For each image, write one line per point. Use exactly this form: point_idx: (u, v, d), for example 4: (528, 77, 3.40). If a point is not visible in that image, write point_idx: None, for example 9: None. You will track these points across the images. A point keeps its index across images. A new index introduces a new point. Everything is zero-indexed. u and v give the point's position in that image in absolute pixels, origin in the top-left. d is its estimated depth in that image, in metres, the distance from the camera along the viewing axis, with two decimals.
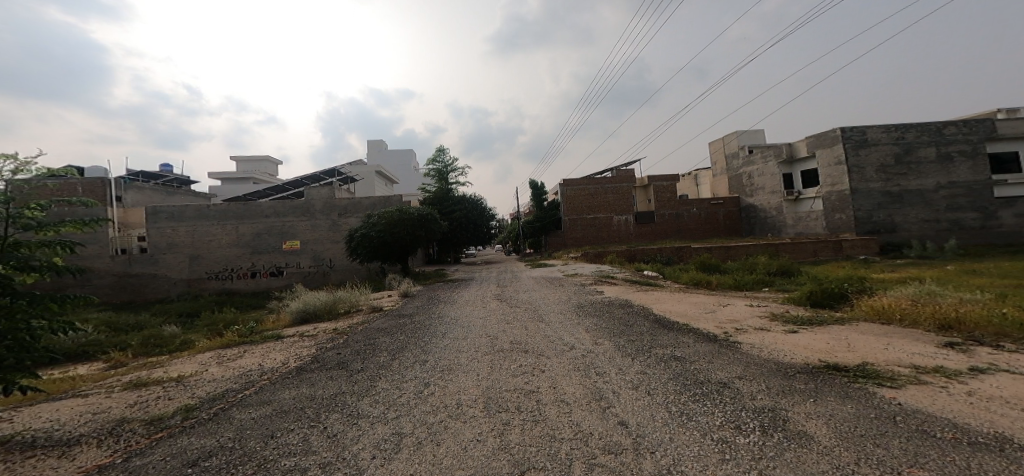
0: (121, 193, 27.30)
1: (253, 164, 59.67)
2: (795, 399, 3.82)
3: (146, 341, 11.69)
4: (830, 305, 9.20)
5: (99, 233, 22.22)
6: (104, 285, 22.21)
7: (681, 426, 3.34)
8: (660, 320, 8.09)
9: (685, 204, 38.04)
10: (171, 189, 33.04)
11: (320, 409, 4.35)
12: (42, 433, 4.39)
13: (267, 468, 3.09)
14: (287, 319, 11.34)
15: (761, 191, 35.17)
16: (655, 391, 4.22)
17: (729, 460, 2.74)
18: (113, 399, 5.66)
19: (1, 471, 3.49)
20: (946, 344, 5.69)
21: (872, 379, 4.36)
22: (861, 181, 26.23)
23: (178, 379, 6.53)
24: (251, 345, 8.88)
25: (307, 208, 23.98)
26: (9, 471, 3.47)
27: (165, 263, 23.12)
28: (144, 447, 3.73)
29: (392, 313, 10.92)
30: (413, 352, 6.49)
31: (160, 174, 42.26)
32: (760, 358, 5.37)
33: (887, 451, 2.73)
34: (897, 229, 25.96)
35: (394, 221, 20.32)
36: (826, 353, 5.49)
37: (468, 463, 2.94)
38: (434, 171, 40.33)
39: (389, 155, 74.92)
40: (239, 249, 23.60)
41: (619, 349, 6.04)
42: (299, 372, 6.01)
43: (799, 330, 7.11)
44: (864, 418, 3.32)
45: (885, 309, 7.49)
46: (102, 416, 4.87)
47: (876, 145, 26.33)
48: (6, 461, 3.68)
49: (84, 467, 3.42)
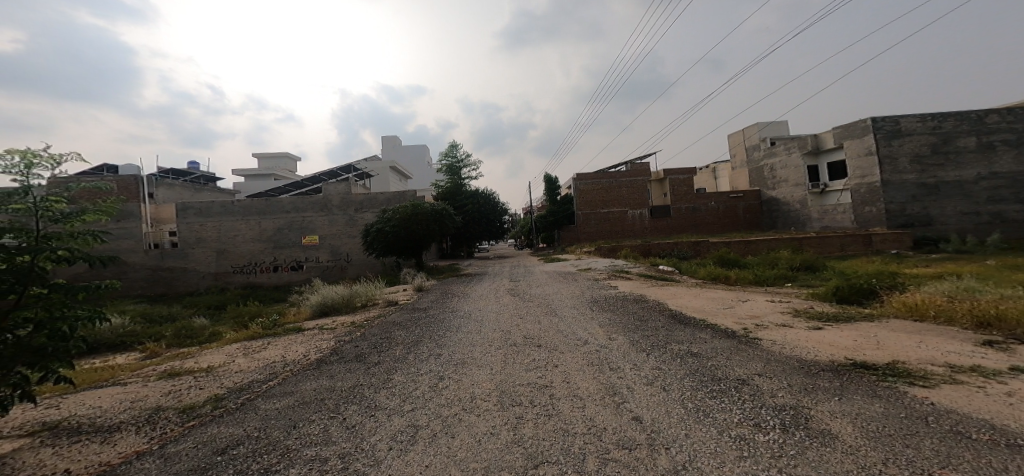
0: (152, 190, 28.48)
1: (274, 161, 61.51)
2: (818, 398, 3.72)
3: (177, 332, 12.24)
4: (857, 301, 8.89)
5: (133, 227, 23.25)
6: (139, 278, 23.24)
7: (697, 423, 3.30)
8: (676, 315, 7.99)
9: (703, 197, 37.27)
10: (198, 186, 34.15)
11: (338, 401, 4.45)
12: (86, 419, 4.63)
13: (290, 458, 3.18)
14: (307, 312, 11.59)
15: (784, 184, 34.14)
16: (670, 388, 4.16)
17: (747, 457, 2.69)
18: (149, 388, 5.93)
19: (49, 454, 3.69)
20: (983, 343, 5.43)
21: (903, 378, 4.19)
22: (893, 173, 25.09)
23: (207, 369, 6.78)
24: (273, 338, 9.14)
25: (325, 203, 24.48)
26: (58, 454, 3.68)
27: (194, 257, 23.94)
28: (178, 435, 3.89)
29: (406, 307, 11.08)
30: (428, 346, 6.57)
31: (188, 171, 44.00)
32: (781, 355, 5.22)
33: (917, 452, 2.63)
34: (933, 222, 24.78)
35: (409, 215, 20.55)
36: (853, 350, 5.33)
37: (482, 456, 2.97)
38: (445, 166, 40.65)
39: (403, 150, 75.93)
40: (262, 244, 24.24)
41: (634, 345, 5.96)
42: (319, 365, 6.16)
43: (824, 326, 6.89)
44: (894, 418, 3.20)
45: (919, 306, 7.20)
46: (139, 404, 5.10)
47: (911, 135, 25.14)
48: (54, 445, 3.91)
49: (124, 453, 3.59)
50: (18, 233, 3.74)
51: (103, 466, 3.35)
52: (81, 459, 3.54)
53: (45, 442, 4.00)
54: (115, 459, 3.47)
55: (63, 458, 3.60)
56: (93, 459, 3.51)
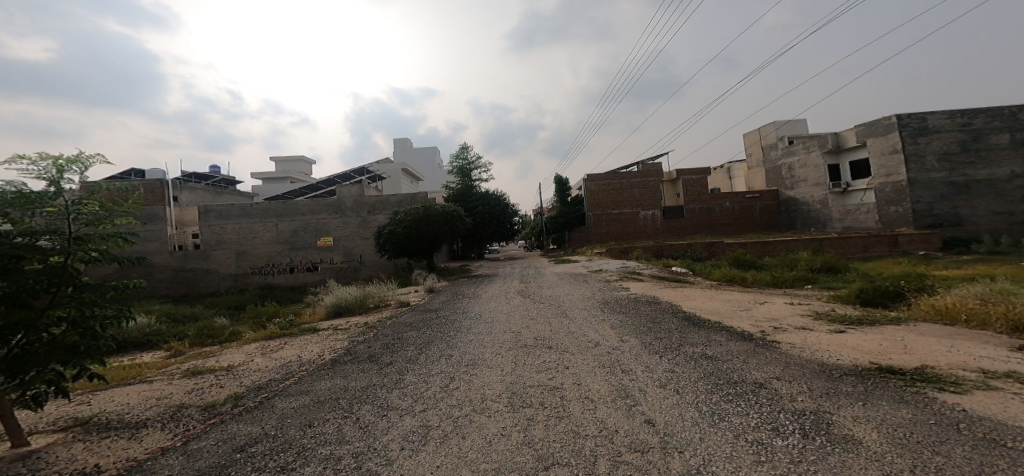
0: (176, 193, 29.35)
1: (289, 164, 62.67)
2: (840, 402, 3.62)
3: (199, 331, 12.57)
4: (883, 304, 8.63)
5: (158, 230, 23.99)
6: (164, 279, 23.94)
7: (712, 426, 3.23)
8: (691, 317, 7.85)
9: (717, 197, 36.63)
10: (218, 189, 35.02)
11: (352, 401, 4.50)
12: (115, 415, 4.79)
13: (306, 456, 3.23)
14: (322, 313, 11.78)
15: (803, 184, 33.37)
16: (684, 390, 4.10)
17: (764, 462, 2.63)
18: (174, 385, 6.10)
19: (81, 449, 3.83)
20: (1018, 348, 5.21)
21: (932, 384, 4.04)
22: (921, 171, 24.28)
23: (228, 368, 6.94)
24: (290, 338, 9.32)
25: (339, 205, 24.85)
26: (88, 449, 3.81)
27: (215, 259, 24.52)
28: (200, 432, 3.99)
29: (418, 308, 11.16)
30: (439, 347, 6.61)
31: (209, 175, 45.18)
32: (802, 359, 5.09)
33: (947, 460, 2.53)
34: (964, 222, 23.91)
35: (421, 217, 20.72)
36: (878, 354, 5.17)
37: (493, 457, 2.97)
38: (456, 168, 40.88)
39: (414, 152, 76.61)
40: (279, 245, 24.71)
41: (646, 347, 5.88)
42: (333, 364, 6.26)
43: (846, 330, 6.70)
44: (922, 425, 3.08)
45: (949, 309, 6.94)
46: (165, 401, 5.26)
47: (939, 132, 24.32)
48: (85, 440, 4.05)
49: (149, 448, 3.70)
50: (53, 234, 3.81)
51: (130, 461, 3.46)
52: (110, 454, 3.66)
53: (77, 437, 4.15)
54: (142, 455, 3.58)
55: (93, 453, 3.73)
56: (121, 455, 3.63)
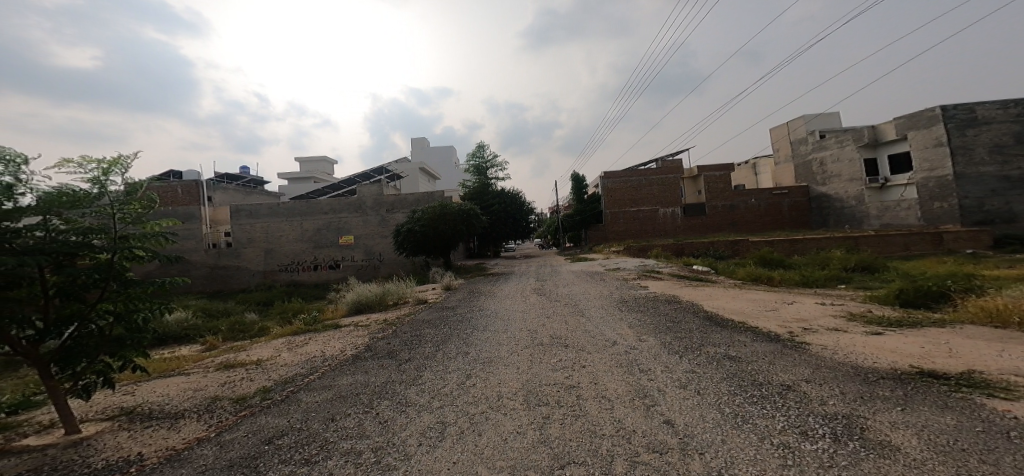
0: (210, 193, 30.55)
1: (312, 165, 64.22)
2: (876, 407, 3.43)
3: (231, 326, 13.07)
4: (925, 305, 8.17)
5: (194, 228, 25.03)
6: (199, 276, 24.96)
7: (734, 429, 3.12)
8: (713, 317, 7.62)
9: (742, 194, 35.56)
10: (248, 189, 36.22)
11: (373, 396, 4.57)
12: (156, 406, 5.02)
13: (328, 450, 3.29)
14: (343, 310, 12.03)
15: (836, 179, 32.03)
16: (705, 392, 3.98)
17: (792, 466, 2.52)
18: (208, 378, 6.35)
19: (126, 438, 4.03)
20: None
21: (980, 389, 3.80)
22: (969, 165, 22.90)
23: (257, 362, 7.17)
24: (314, 334, 9.55)
25: (360, 204, 25.33)
26: (132, 437, 4.00)
27: (245, 256, 25.38)
28: (232, 424, 4.13)
29: (435, 306, 11.24)
30: (456, 344, 6.64)
31: (239, 175, 46.79)
32: (835, 361, 4.87)
33: (996, 470, 2.37)
34: (1017, 219, 22.45)
35: (437, 215, 20.90)
36: (920, 358, 4.89)
37: (509, 455, 2.95)
38: (472, 166, 41.07)
39: (432, 151, 77.35)
40: (304, 244, 25.39)
41: (666, 347, 5.75)
42: (355, 360, 6.37)
43: (884, 332, 6.37)
44: (967, 432, 2.90)
45: (1001, 311, 6.50)
46: (200, 394, 5.47)
47: (989, 124, 22.90)
48: (128, 429, 4.25)
49: (186, 439, 3.85)
50: (101, 234, 3.97)
51: (169, 450, 3.62)
52: (152, 443, 3.83)
53: (122, 426, 4.36)
54: (180, 444, 3.73)
55: (136, 442, 3.91)
56: (160, 444, 3.79)
